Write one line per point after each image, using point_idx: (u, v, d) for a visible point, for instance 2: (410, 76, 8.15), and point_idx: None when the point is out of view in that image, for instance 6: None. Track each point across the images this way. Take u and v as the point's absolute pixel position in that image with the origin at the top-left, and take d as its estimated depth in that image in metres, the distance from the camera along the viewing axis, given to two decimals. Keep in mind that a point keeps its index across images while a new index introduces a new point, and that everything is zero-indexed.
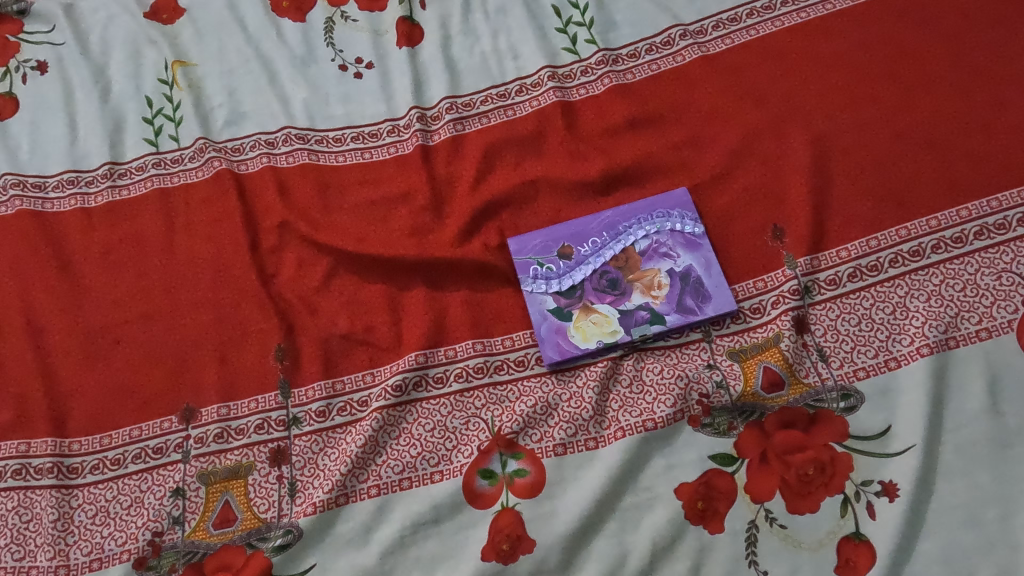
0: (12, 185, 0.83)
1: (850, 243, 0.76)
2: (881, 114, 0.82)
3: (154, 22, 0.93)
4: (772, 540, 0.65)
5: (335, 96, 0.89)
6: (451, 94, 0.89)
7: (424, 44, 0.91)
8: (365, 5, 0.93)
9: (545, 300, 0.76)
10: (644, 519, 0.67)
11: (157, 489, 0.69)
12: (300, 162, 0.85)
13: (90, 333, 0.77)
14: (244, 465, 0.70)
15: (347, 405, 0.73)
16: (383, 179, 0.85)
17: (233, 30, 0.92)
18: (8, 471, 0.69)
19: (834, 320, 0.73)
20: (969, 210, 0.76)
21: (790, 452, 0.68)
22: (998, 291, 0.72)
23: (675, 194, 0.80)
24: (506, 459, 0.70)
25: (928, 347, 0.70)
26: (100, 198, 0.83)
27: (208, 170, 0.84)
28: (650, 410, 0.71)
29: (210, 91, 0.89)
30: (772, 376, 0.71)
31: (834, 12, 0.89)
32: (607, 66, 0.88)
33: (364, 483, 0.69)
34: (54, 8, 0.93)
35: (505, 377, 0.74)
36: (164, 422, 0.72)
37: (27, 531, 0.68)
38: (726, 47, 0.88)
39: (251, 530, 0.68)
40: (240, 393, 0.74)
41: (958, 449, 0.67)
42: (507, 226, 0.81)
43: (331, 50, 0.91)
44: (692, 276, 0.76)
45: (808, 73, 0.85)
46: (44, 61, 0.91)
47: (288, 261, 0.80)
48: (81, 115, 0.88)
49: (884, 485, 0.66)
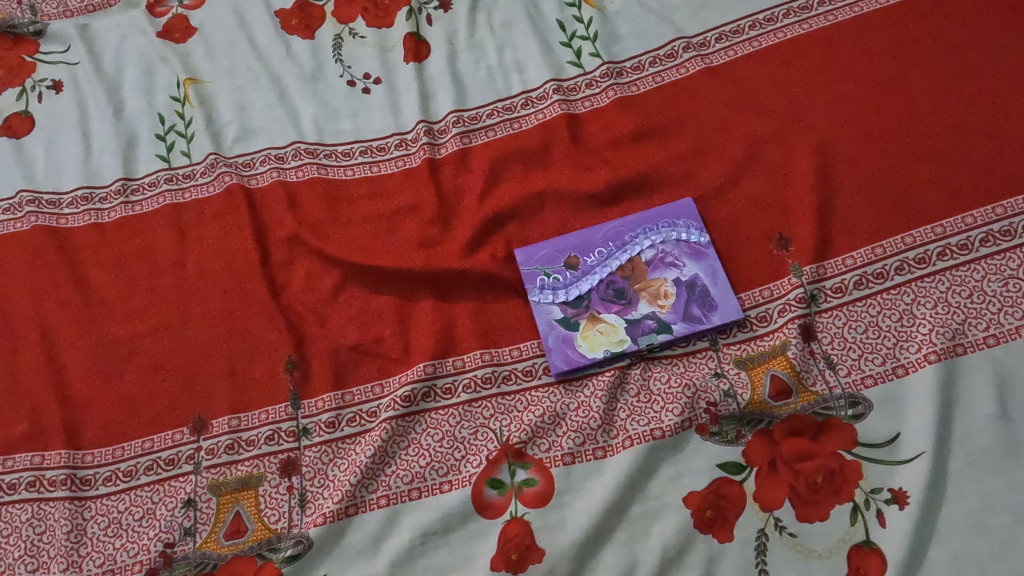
0: (28, 202, 0.84)
1: (856, 252, 0.76)
2: (884, 123, 0.82)
3: (166, 41, 0.95)
4: (782, 548, 0.65)
5: (344, 111, 0.90)
6: (458, 108, 0.90)
7: (431, 59, 0.93)
8: (372, 23, 0.95)
9: (552, 310, 0.77)
10: (653, 528, 0.67)
11: (169, 500, 0.70)
12: (310, 177, 0.86)
13: (103, 345, 0.78)
14: (255, 476, 0.71)
15: (356, 416, 0.74)
16: (391, 192, 0.86)
17: (244, 48, 0.94)
18: (22, 483, 0.70)
19: (840, 328, 0.73)
20: (974, 217, 0.76)
21: (798, 459, 0.68)
22: (1006, 297, 0.72)
23: (681, 205, 0.81)
24: (514, 468, 0.70)
25: (936, 353, 0.70)
26: (114, 213, 0.84)
27: (219, 185, 0.85)
28: (658, 419, 0.71)
29: (222, 108, 0.91)
30: (780, 384, 0.72)
31: (836, 24, 0.89)
32: (612, 78, 0.90)
33: (373, 493, 0.70)
34: (68, 29, 0.95)
35: (513, 387, 0.74)
36: (176, 434, 0.73)
37: (41, 542, 0.68)
38: (728, 60, 0.89)
39: (262, 540, 0.68)
40: (251, 405, 0.74)
41: (967, 456, 0.67)
42: (514, 237, 0.82)
43: (339, 66, 0.93)
44: (698, 285, 0.76)
45: (812, 84, 0.86)
46: (59, 80, 0.93)
47: (298, 274, 0.81)
48: (94, 132, 0.89)
49: (894, 493, 0.66)
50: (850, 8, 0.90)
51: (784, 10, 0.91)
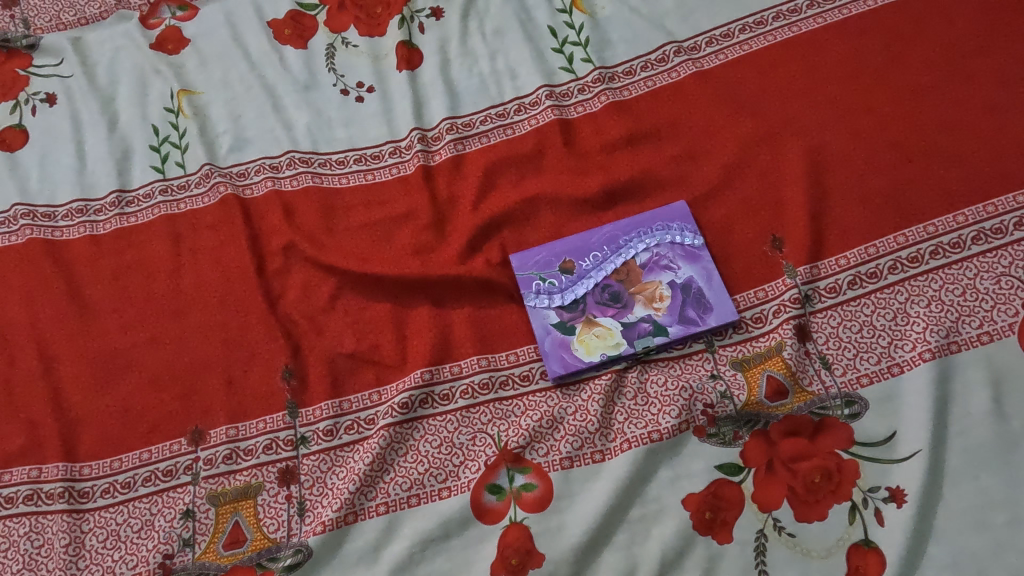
0: (23, 215, 0.84)
1: (849, 252, 0.77)
2: (875, 123, 0.83)
3: (160, 53, 0.95)
4: (781, 548, 0.65)
5: (338, 120, 0.91)
6: (451, 114, 0.90)
7: (423, 67, 0.93)
8: (365, 31, 0.95)
9: (548, 314, 0.77)
10: (652, 531, 0.67)
11: (168, 511, 0.70)
12: (304, 185, 0.86)
13: (100, 357, 0.78)
14: (253, 486, 0.71)
15: (354, 423, 0.74)
16: (386, 200, 0.86)
17: (237, 58, 0.95)
18: (19, 497, 0.70)
19: (835, 328, 0.74)
20: (966, 216, 0.76)
21: (796, 460, 0.68)
22: (998, 295, 0.73)
23: (674, 208, 0.81)
24: (512, 473, 0.70)
25: (930, 351, 0.71)
26: (109, 225, 0.85)
27: (214, 195, 0.85)
28: (655, 422, 0.71)
29: (216, 118, 0.91)
30: (776, 385, 0.72)
31: (824, 26, 0.90)
32: (604, 83, 0.90)
33: (372, 500, 0.70)
34: (62, 42, 0.96)
35: (511, 392, 0.74)
36: (174, 445, 0.73)
37: (39, 556, 0.68)
38: (719, 63, 0.90)
39: (262, 550, 0.68)
40: (249, 414, 0.74)
41: (963, 453, 0.67)
42: (509, 243, 0.82)
43: (332, 75, 0.93)
44: (693, 287, 0.77)
45: (802, 86, 0.86)
46: (53, 93, 0.93)
47: (294, 282, 0.81)
48: (89, 144, 0.89)
49: (891, 491, 0.66)
50: (839, 10, 0.91)
51: (773, 13, 0.92)
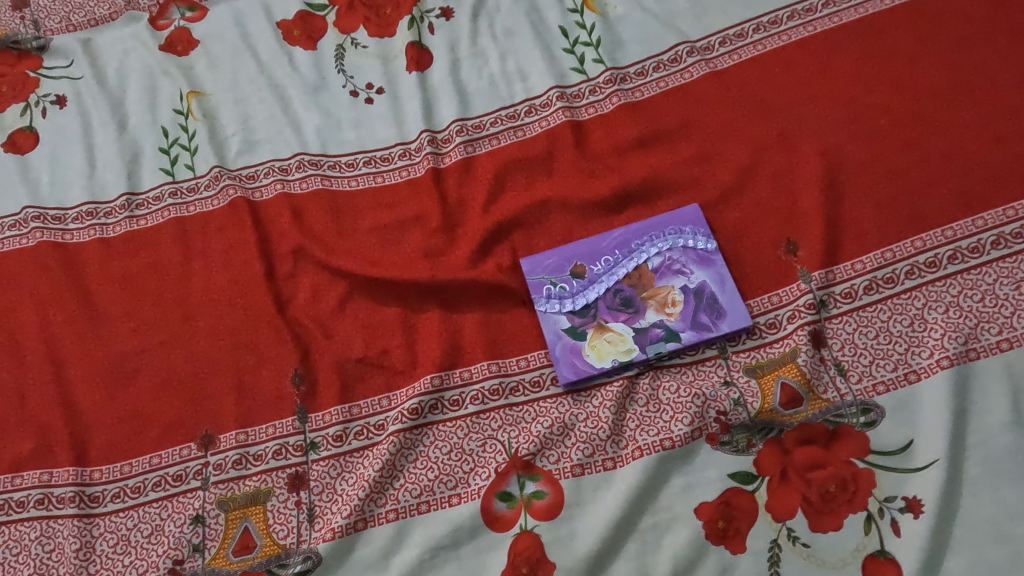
0: (33, 218, 0.84)
1: (866, 256, 0.76)
2: (891, 125, 0.82)
3: (169, 55, 0.95)
4: (795, 559, 0.64)
5: (347, 122, 0.90)
6: (461, 116, 0.90)
7: (433, 68, 0.93)
8: (374, 32, 0.94)
9: (559, 320, 0.76)
10: (665, 540, 0.66)
11: (177, 516, 0.70)
12: (313, 188, 0.86)
13: (110, 360, 0.78)
14: (263, 492, 0.71)
15: (364, 428, 0.73)
16: (396, 203, 0.85)
17: (246, 60, 0.94)
18: (30, 501, 0.70)
19: (851, 334, 0.73)
20: (985, 220, 0.75)
21: (810, 469, 0.67)
22: (1018, 300, 0.71)
23: (687, 211, 0.80)
24: (523, 481, 0.70)
25: (948, 359, 0.69)
26: (118, 228, 0.84)
27: (223, 198, 0.85)
28: (668, 429, 0.70)
29: (225, 120, 0.91)
30: (790, 392, 0.71)
31: (840, 26, 0.88)
32: (616, 84, 0.89)
33: (382, 507, 0.69)
34: (72, 43, 0.96)
35: (521, 398, 0.74)
36: (184, 449, 0.73)
37: (50, 560, 0.68)
38: (733, 64, 0.88)
39: (271, 556, 0.68)
40: (259, 419, 0.74)
41: (982, 463, 0.66)
42: (520, 247, 0.82)
43: (342, 77, 0.92)
44: (706, 292, 0.76)
45: (818, 87, 0.85)
46: (63, 95, 0.93)
47: (304, 286, 0.81)
48: (99, 147, 0.89)
49: (908, 501, 0.65)
50: (855, 9, 0.89)
51: (788, 12, 0.90)
